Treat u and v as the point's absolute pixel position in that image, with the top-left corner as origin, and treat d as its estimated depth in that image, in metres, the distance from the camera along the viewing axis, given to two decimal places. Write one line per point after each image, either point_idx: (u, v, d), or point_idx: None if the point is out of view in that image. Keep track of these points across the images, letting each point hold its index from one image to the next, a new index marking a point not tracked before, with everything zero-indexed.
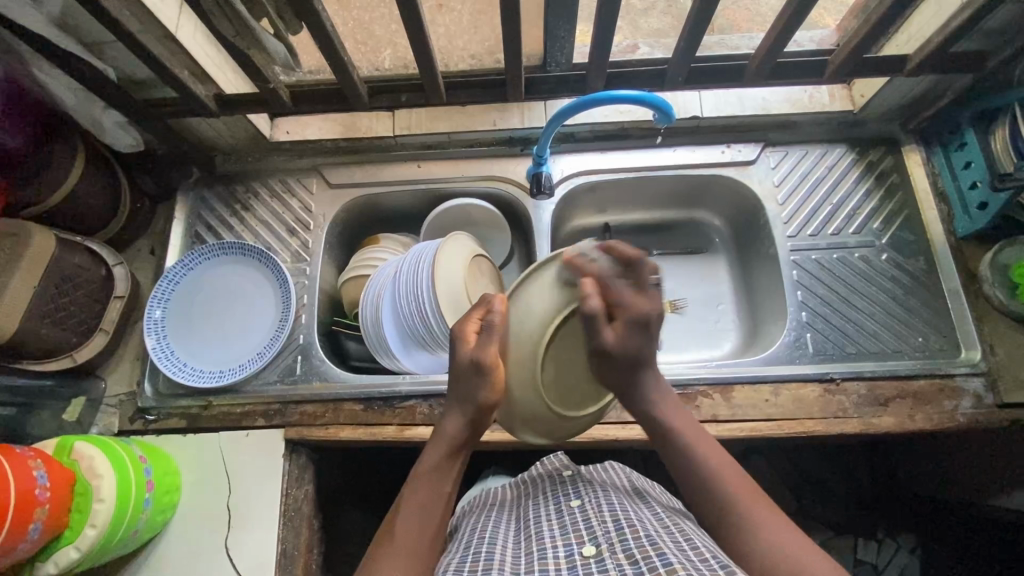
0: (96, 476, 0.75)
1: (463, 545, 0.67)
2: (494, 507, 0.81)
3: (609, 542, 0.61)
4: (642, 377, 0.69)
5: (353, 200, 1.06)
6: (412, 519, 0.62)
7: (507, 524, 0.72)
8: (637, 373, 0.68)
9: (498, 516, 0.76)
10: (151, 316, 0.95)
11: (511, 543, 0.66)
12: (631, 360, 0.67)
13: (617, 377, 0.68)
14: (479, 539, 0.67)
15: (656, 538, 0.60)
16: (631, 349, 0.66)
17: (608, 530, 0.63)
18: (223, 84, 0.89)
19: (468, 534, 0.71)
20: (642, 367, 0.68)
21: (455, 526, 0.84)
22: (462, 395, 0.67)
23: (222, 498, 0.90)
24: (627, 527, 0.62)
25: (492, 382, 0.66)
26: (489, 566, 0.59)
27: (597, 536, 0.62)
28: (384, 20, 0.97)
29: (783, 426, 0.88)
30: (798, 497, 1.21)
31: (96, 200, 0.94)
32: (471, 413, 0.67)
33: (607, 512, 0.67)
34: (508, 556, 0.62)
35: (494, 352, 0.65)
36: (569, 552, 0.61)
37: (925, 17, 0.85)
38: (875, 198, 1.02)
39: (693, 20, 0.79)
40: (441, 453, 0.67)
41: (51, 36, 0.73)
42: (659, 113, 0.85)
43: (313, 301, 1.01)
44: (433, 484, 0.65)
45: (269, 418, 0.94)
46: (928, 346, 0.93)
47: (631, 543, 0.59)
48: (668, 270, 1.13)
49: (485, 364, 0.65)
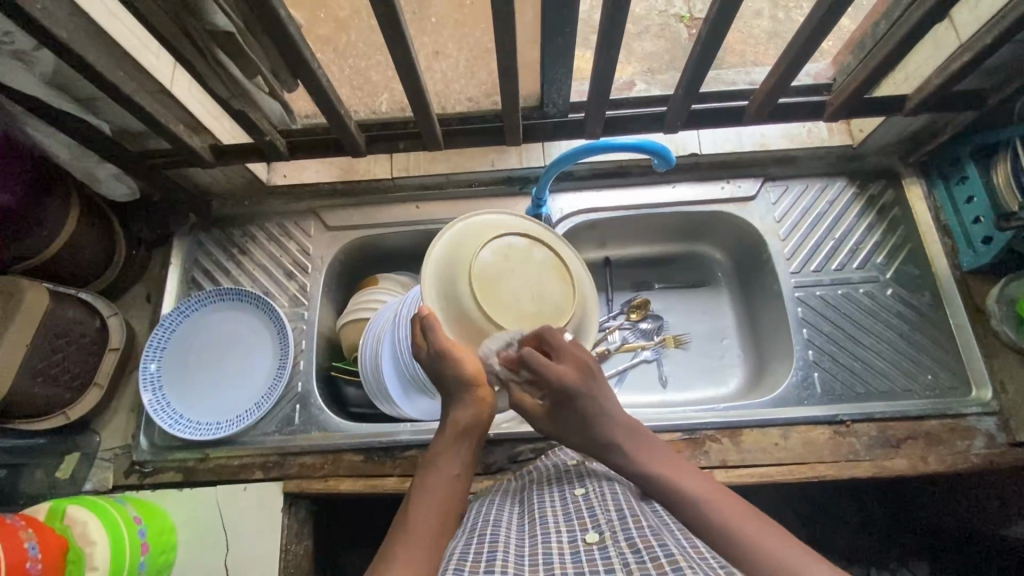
0: (89, 543, 0.73)
1: (469, 528, 0.64)
2: (497, 494, 0.76)
3: (612, 530, 0.58)
4: (597, 435, 0.66)
5: (351, 242, 1.05)
6: (425, 511, 0.59)
7: (511, 508, 0.69)
8: (589, 435, 0.66)
9: (501, 501, 0.72)
10: (146, 368, 0.94)
11: (515, 529, 0.63)
12: (573, 426, 0.67)
13: (575, 442, 0.68)
14: (483, 522, 0.65)
15: (659, 529, 0.57)
16: (566, 420, 0.67)
17: (611, 518, 0.60)
18: (218, 133, 0.88)
19: (471, 517, 0.68)
20: (593, 427, 0.66)
21: None
22: (446, 388, 0.67)
23: (218, 553, 0.88)
24: (630, 516, 0.59)
25: (457, 363, 0.65)
26: (495, 548, 0.57)
27: (600, 524, 0.59)
28: (380, 66, 0.89)
29: (796, 471, 0.86)
30: (809, 527, 1.18)
31: (90, 250, 0.93)
32: (457, 396, 0.67)
33: (612, 501, 0.63)
34: (510, 539, 0.60)
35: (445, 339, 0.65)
36: (573, 538, 0.58)
37: (924, 56, 0.85)
38: (878, 232, 1.01)
39: (694, 59, 0.78)
40: (445, 438, 0.66)
41: (45, 96, 0.73)
42: (659, 157, 0.85)
43: (311, 346, 0.99)
44: (441, 467, 0.63)
45: (268, 471, 0.91)
46: (937, 383, 0.91)
47: (633, 532, 0.56)
48: (670, 305, 1.12)
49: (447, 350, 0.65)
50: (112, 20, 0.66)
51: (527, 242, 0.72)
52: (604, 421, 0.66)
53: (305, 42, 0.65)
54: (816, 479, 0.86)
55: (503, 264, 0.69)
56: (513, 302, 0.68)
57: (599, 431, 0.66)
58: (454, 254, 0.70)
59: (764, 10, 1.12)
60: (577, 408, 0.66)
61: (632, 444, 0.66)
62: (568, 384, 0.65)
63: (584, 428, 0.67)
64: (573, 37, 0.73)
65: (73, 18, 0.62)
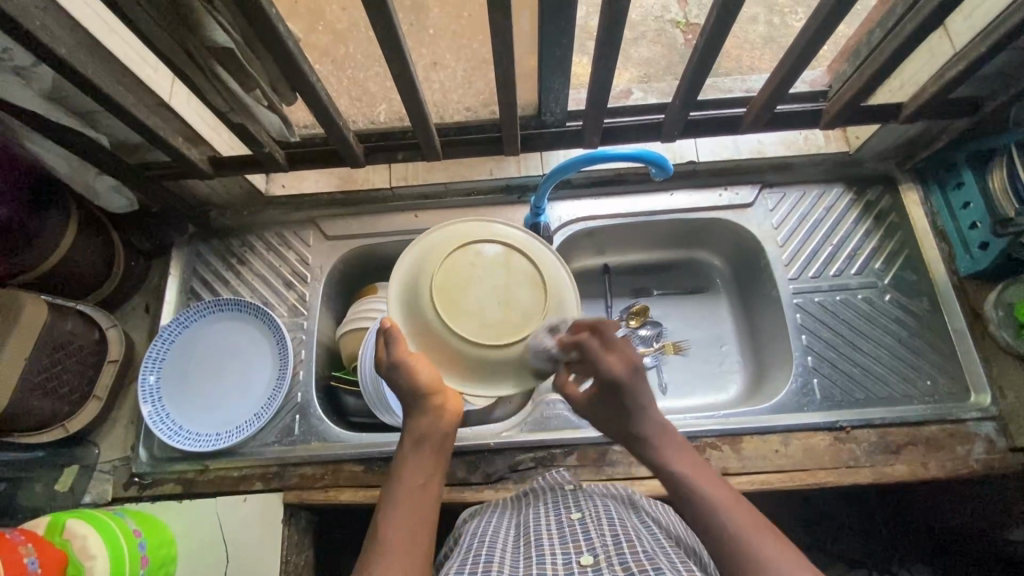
0: (89, 557, 0.72)
1: (464, 550, 0.65)
2: (494, 513, 0.77)
3: (607, 554, 0.59)
4: (632, 426, 0.69)
5: (350, 252, 1.05)
6: (398, 518, 0.61)
7: (507, 527, 0.70)
8: (624, 424, 0.70)
9: (497, 521, 0.73)
10: (145, 380, 0.94)
11: (510, 548, 0.64)
12: (613, 413, 0.70)
13: (610, 427, 0.72)
14: (479, 542, 0.66)
15: (653, 553, 0.58)
16: (608, 406, 0.70)
17: (606, 543, 0.61)
18: (217, 145, 0.88)
19: (468, 539, 0.69)
20: (631, 418, 0.69)
21: (451, 539, 0.80)
22: (406, 397, 0.65)
23: (219, 566, 0.88)
24: (625, 541, 0.60)
25: (418, 372, 0.62)
26: (489, 569, 0.58)
27: (594, 547, 0.60)
28: (379, 77, 0.90)
29: (797, 478, 0.86)
30: (810, 532, 1.18)
31: (89, 263, 0.93)
32: (417, 405, 0.65)
33: (608, 527, 0.64)
34: (505, 559, 0.61)
35: (401, 351, 0.62)
36: (567, 560, 0.59)
37: (919, 64, 0.85)
38: (875, 238, 1.01)
39: (692, 67, 0.78)
40: (411, 445, 0.67)
41: (44, 111, 0.73)
42: (658, 167, 0.85)
43: (311, 356, 0.99)
44: (407, 476, 0.65)
45: (268, 482, 0.91)
46: (936, 389, 0.91)
47: (627, 556, 0.57)
48: (669, 311, 1.12)
49: (403, 362, 0.62)
50: (111, 34, 0.66)
51: (500, 248, 0.62)
52: (640, 417, 0.69)
53: (304, 56, 0.65)
54: (818, 486, 0.86)
55: (468, 269, 0.61)
56: (478, 308, 0.60)
57: (633, 422, 0.69)
58: (418, 265, 0.64)
59: (760, 15, 1.12)
60: (622, 398, 0.68)
61: (660, 445, 0.68)
62: (618, 376, 0.67)
63: (621, 416, 0.70)
64: (571, 47, 0.74)
65: (72, 34, 0.62)
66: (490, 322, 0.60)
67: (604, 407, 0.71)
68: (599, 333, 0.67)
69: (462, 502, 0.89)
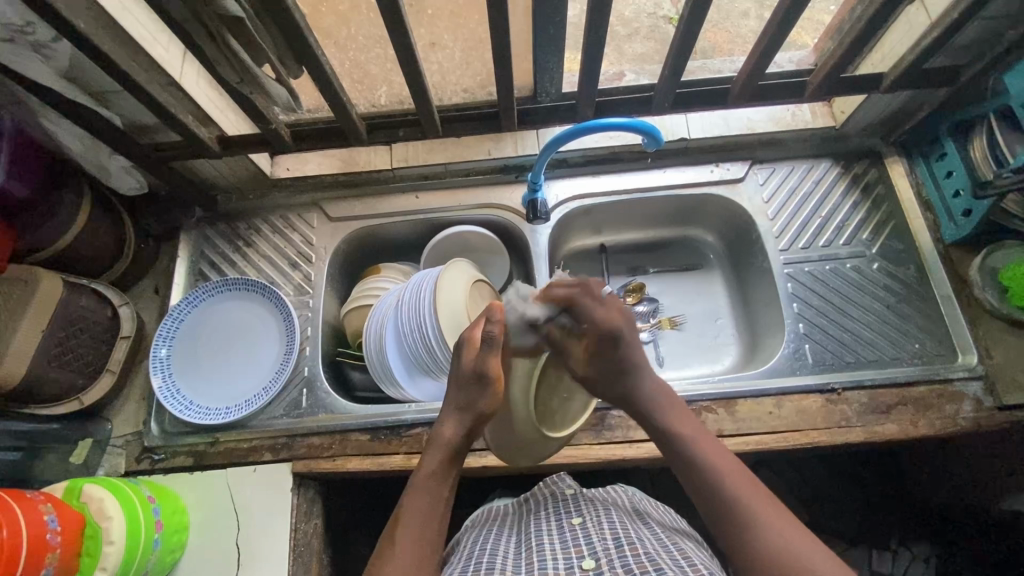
0: (106, 518, 0.74)
1: (466, 561, 0.68)
2: (495, 522, 0.82)
3: (609, 557, 0.62)
4: (631, 386, 0.72)
5: (354, 232, 1.08)
6: (414, 528, 0.61)
7: (509, 538, 0.73)
8: (625, 382, 0.72)
9: (497, 531, 0.78)
10: (157, 354, 0.96)
11: (512, 558, 0.68)
12: (611, 372, 0.71)
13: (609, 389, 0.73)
14: (480, 552, 0.70)
15: (655, 555, 0.61)
16: (607, 363, 0.71)
17: (608, 546, 0.65)
18: (224, 125, 0.92)
19: (470, 549, 0.73)
20: (629, 375, 0.72)
21: (457, 543, 0.84)
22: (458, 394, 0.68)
23: (231, 534, 0.90)
24: (626, 545, 0.64)
25: (493, 394, 0.67)
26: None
27: (596, 551, 0.64)
28: (379, 58, 0.98)
29: (792, 438, 0.89)
30: (809, 508, 1.19)
31: (101, 242, 0.96)
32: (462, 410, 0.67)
33: (608, 529, 0.68)
34: (507, 568, 0.64)
35: (495, 365, 0.67)
36: (569, 565, 0.62)
37: (897, 36, 0.89)
38: (863, 209, 1.04)
39: (674, 52, 0.83)
40: (438, 458, 0.66)
41: (60, 88, 0.76)
42: (648, 137, 0.88)
43: (316, 333, 1.02)
44: (431, 488, 0.64)
45: (277, 452, 0.94)
46: (925, 352, 0.94)
47: (629, 559, 0.61)
48: (666, 288, 1.15)
49: (488, 377, 0.67)
50: (124, 11, 0.69)
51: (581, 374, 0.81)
52: (639, 377, 0.72)
53: (311, 28, 0.69)
54: (810, 445, 0.89)
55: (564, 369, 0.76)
56: (547, 404, 0.74)
57: (633, 379, 0.72)
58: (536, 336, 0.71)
59: (751, 10, 1.16)
60: (621, 352, 0.71)
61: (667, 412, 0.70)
62: (616, 327, 0.71)
63: (621, 372, 0.72)
64: (564, 26, 0.77)
65: (91, 11, 0.66)
66: (550, 410, 0.75)
67: (602, 365, 0.71)
68: (587, 288, 0.72)
69: (470, 469, 0.90)
